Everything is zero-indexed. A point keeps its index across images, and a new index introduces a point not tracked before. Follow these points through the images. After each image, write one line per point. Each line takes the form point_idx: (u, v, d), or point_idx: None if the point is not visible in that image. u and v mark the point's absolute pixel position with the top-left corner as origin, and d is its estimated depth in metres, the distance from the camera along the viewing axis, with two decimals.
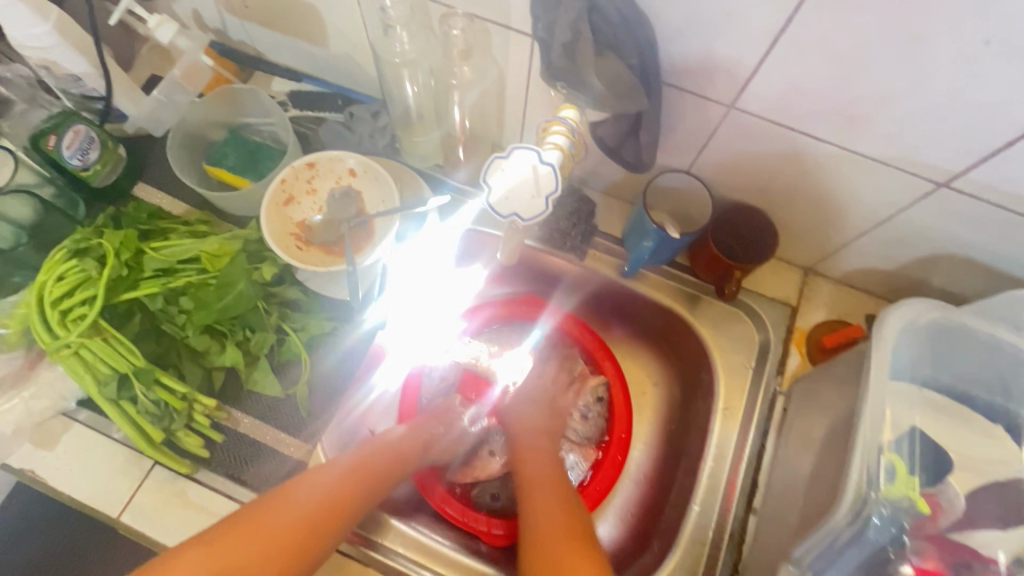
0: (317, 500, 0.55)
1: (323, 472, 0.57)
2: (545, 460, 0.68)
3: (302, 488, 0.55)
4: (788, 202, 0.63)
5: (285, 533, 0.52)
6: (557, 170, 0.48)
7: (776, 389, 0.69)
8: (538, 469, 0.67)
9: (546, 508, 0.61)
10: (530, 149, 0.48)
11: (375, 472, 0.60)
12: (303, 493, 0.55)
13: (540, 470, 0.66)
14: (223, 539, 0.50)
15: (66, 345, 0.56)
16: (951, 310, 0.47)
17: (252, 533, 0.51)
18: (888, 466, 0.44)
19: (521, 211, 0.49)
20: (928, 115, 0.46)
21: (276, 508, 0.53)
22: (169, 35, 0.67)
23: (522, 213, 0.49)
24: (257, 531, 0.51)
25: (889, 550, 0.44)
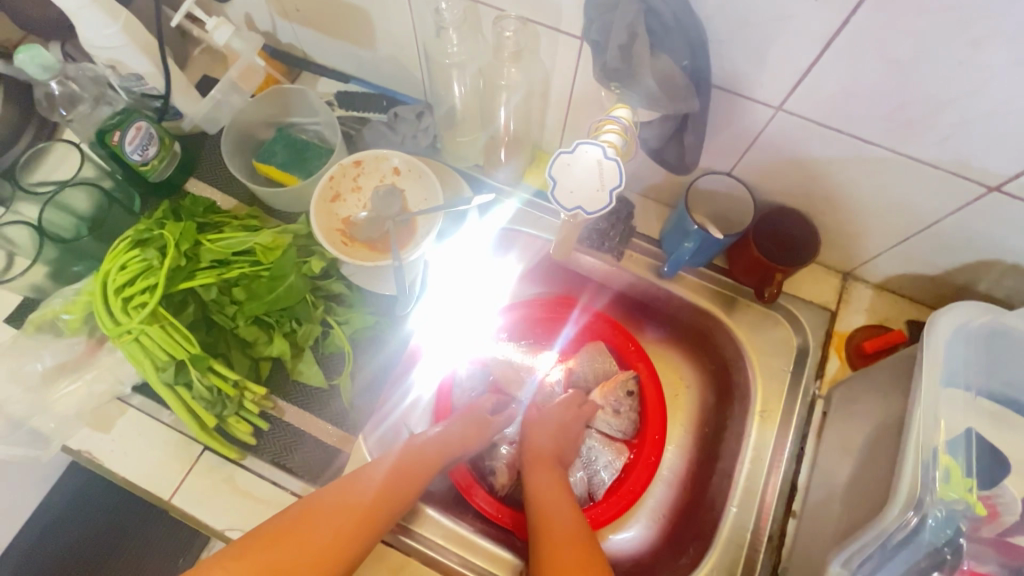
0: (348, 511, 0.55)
1: (356, 482, 0.57)
2: (561, 484, 0.66)
3: (334, 496, 0.56)
4: (831, 206, 0.63)
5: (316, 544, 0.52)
6: (620, 164, 0.48)
7: (815, 393, 0.68)
8: (561, 493, 0.65)
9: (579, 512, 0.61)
10: (592, 143, 0.48)
11: (405, 483, 0.60)
12: (334, 501, 0.55)
13: (559, 498, 0.64)
14: (258, 548, 0.51)
15: (127, 332, 0.58)
16: (1002, 314, 0.47)
17: (286, 544, 0.51)
18: (945, 472, 0.44)
19: (585, 204, 0.49)
20: (985, 118, 0.46)
21: (308, 519, 0.53)
22: (225, 37, 0.71)
23: (586, 207, 0.49)
24: (292, 541, 0.51)
25: (942, 553, 0.44)
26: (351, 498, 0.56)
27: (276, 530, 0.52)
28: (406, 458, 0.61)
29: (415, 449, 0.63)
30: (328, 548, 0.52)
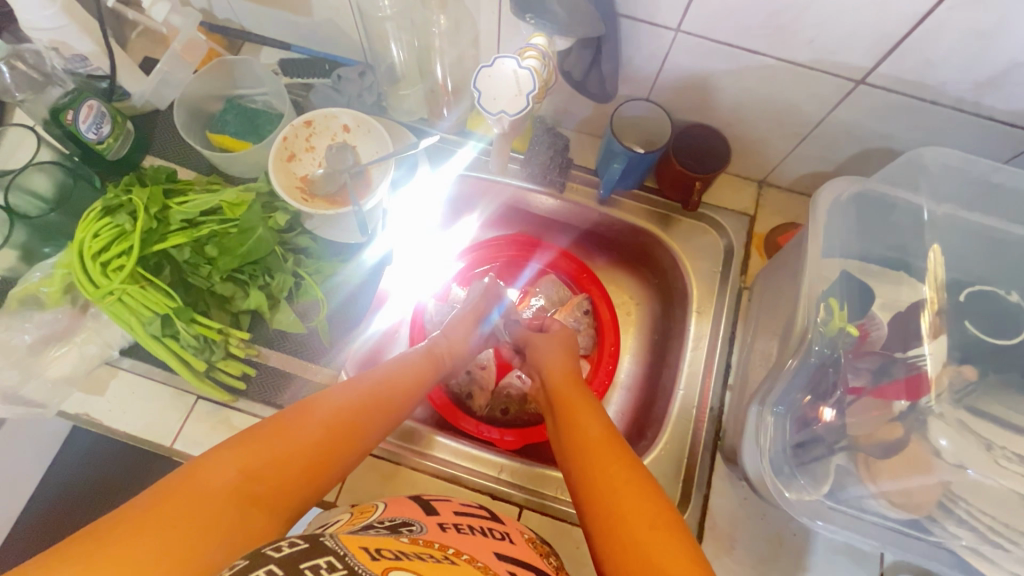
0: (339, 413, 0.53)
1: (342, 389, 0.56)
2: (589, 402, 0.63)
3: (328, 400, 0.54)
4: (736, 116, 0.72)
5: (312, 444, 0.50)
6: (534, 73, 0.57)
7: (741, 285, 0.78)
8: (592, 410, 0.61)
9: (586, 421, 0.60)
10: (507, 56, 0.57)
11: (388, 393, 0.59)
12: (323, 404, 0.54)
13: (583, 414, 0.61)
14: (240, 450, 0.46)
15: (110, 293, 0.62)
16: (868, 181, 0.57)
17: (277, 445, 0.48)
18: (826, 306, 0.53)
19: (507, 107, 0.58)
20: (839, 19, 0.55)
21: (303, 417, 0.51)
22: (164, 14, 0.74)
23: (508, 109, 0.58)
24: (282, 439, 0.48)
25: (828, 370, 0.54)
26: (340, 402, 0.55)
27: (265, 430, 0.49)
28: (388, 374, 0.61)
29: (396, 373, 0.61)
30: (319, 451, 0.50)
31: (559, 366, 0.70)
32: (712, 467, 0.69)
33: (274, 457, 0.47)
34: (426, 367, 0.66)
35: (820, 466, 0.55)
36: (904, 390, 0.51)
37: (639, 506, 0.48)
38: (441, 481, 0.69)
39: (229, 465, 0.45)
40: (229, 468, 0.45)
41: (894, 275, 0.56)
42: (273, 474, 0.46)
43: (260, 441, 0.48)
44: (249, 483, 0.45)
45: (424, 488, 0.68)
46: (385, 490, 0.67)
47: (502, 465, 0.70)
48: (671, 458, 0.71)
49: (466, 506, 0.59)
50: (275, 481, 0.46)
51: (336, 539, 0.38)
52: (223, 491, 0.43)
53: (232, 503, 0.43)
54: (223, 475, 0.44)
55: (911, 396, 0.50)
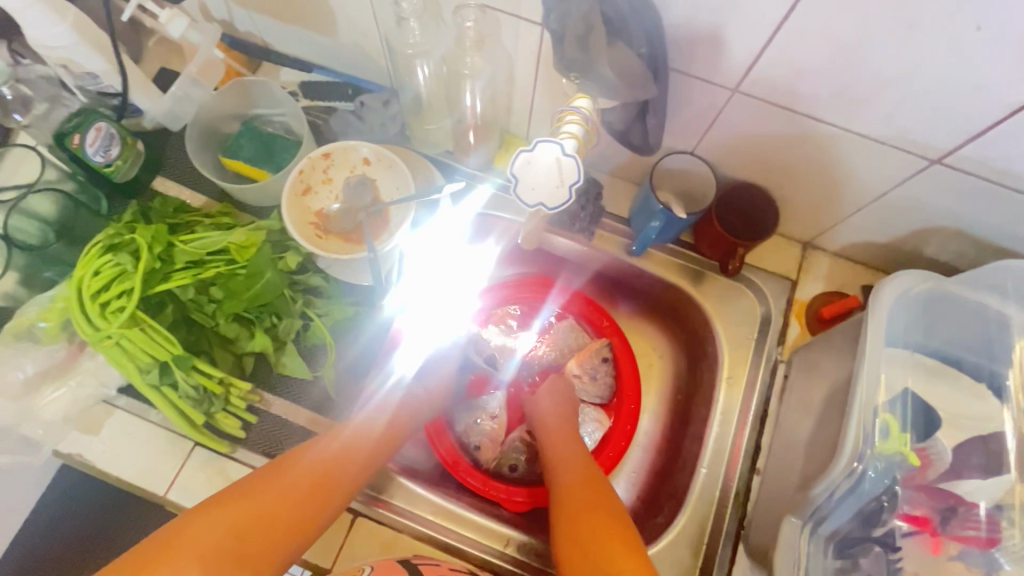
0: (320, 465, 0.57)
1: (320, 445, 0.59)
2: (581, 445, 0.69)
3: (315, 451, 0.58)
4: (790, 179, 0.66)
5: (290, 501, 0.53)
6: (578, 161, 0.51)
7: (777, 357, 0.72)
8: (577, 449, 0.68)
9: (569, 462, 0.65)
10: (550, 141, 0.50)
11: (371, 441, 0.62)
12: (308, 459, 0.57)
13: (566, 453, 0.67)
14: (222, 509, 0.50)
15: (107, 337, 0.59)
16: (942, 282, 0.52)
17: (259, 503, 0.52)
18: (883, 426, 0.49)
19: (546, 200, 0.52)
20: (923, 98, 0.49)
21: (282, 473, 0.55)
22: (181, 29, 0.69)
23: (548, 202, 0.52)
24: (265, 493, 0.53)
25: (880, 501, 0.50)
26: (320, 454, 0.58)
27: (249, 486, 0.53)
28: (364, 424, 0.63)
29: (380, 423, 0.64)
30: (301, 507, 0.53)
31: (556, 417, 0.73)
32: (733, 559, 0.65)
33: (254, 517, 0.51)
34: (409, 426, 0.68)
35: None
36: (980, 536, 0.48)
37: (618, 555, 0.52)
38: (441, 550, 0.65)
39: (213, 524, 0.49)
40: (213, 529, 0.49)
41: (972, 387, 0.53)
42: (257, 527, 0.50)
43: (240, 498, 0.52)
44: (232, 541, 0.49)
45: (422, 552, 0.65)
46: (382, 557, 0.64)
47: (509, 538, 0.66)
48: (689, 541, 0.66)
49: (455, 569, 0.62)
50: (257, 541, 0.50)
51: None
52: (209, 546, 0.48)
53: (216, 556, 0.47)
54: (207, 535, 0.48)
55: (989, 540, 0.47)
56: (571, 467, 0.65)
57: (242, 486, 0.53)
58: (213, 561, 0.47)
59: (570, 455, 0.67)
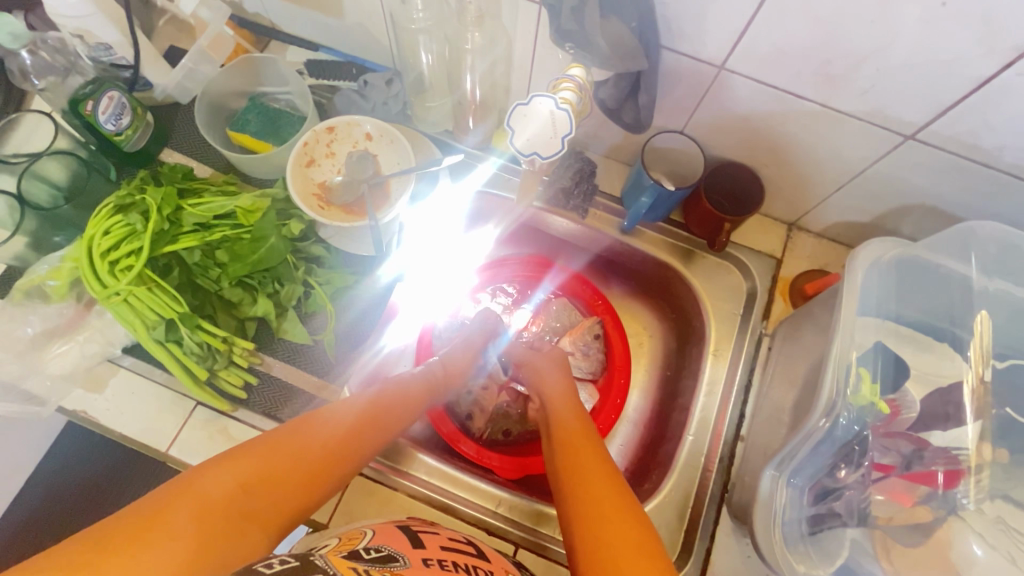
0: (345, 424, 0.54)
1: (340, 407, 0.56)
2: (572, 399, 0.68)
3: (338, 410, 0.55)
4: (774, 158, 0.69)
5: (309, 458, 0.50)
6: (571, 114, 0.54)
7: (761, 331, 0.75)
8: (570, 403, 0.67)
9: (564, 418, 0.64)
10: (545, 95, 0.53)
11: (394, 407, 0.59)
12: (328, 415, 0.54)
13: (559, 404, 0.66)
14: (239, 462, 0.46)
15: (116, 294, 0.62)
16: (910, 246, 0.56)
17: (277, 458, 0.48)
18: (858, 378, 0.52)
19: (541, 149, 0.54)
20: (895, 73, 0.52)
21: (307, 427, 0.52)
22: (191, 6, 0.75)
23: (542, 152, 0.55)
24: (287, 446, 0.49)
25: (852, 445, 0.52)
26: (343, 414, 0.55)
27: (267, 442, 0.49)
28: (385, 391, 0.60)
29: (399, 388, 0.61)
30: (318, 467, 0.50)
31: (556, 385, 0.69)
32: (717, 521, 0.67)
33: (271, 470, 0.47)
34: (428, 396, 0.65)
35: (835, 542, 0.53)
36: (940, 477, 0.50)
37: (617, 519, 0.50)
38: (435, 510, 0.68)
39: (229, 474, 0.45)
40: (229, 479, 0.45)
41: (933, 345, 0.56)
42: (273, 483, 0.47)
43: (259, 453, 0.48)
44: (247, 494, 0.45)
45: (416, 513, 0.66)
46: (378, 515, 0.66)
47: (500, 498, 0.69)
48: (675, 505, 0.69)
49: (455, 540, 0.59)
50: (273, 496, 0.46)
51: (326, 560, 0.42)
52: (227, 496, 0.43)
53: (234, 507, 0.43)
54: (220, 485, 0.44)
55: (950, 481, 0.50)
56: (565, 419, 0.64)
57: (259, 442, 0.49)
58: (228, 513, 0.43)
59: (562, 414, 0.65)
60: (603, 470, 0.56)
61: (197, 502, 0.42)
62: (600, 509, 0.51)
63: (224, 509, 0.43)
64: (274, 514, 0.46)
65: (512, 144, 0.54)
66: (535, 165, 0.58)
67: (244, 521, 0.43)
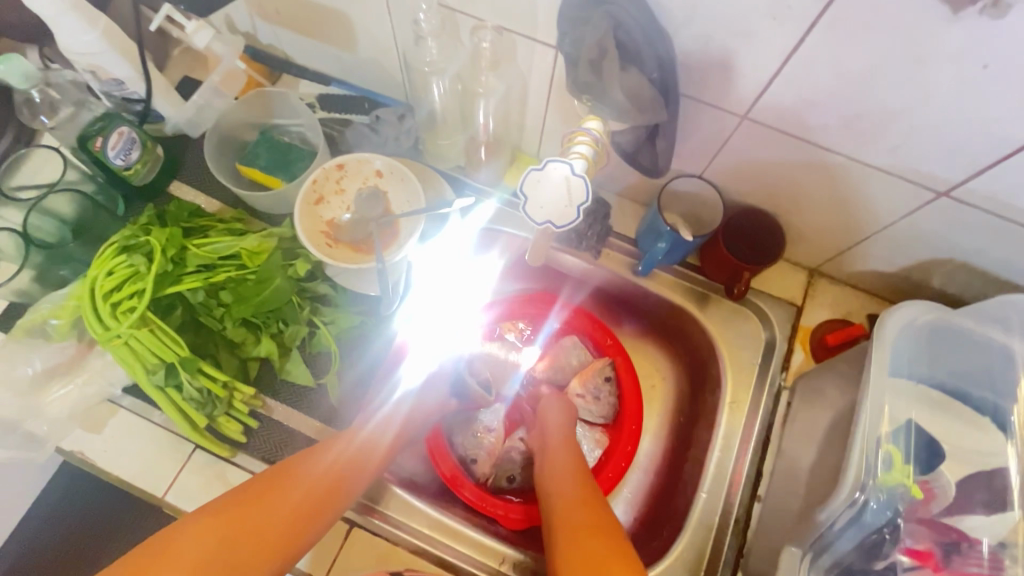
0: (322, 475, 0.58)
1: (318, 461, 0.59)
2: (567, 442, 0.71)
3: (318, 461, 0.59)
4: (797, 205, 0.66)
5: (283, 510, 0.54)
6: (586, 180, 0.51)
7: (780, 384, 0.72)
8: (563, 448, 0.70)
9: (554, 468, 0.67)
10: (561, 161, 0.51)
11: (371, 456, 0.63)
12: (308, 468, 0.58)
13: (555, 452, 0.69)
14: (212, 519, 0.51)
15: (116, 336, 0.60)
16: (948, 313, 0.51)
17: (252, 514, 0.52)
18: (886, 457, 0.49)
19: (554, 218, 0.52)
20: (930, 130, 0.50)
21: (282, 480, 0.56)
22: (205, 40, 0.71)
23: (556, 221, 0.52)
24: (263, 500, 0.54)
25: (883, 532, 0.49)
26: (323, 465, 0.59)
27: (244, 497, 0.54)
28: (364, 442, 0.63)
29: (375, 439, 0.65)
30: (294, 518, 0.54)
31: (556, 429, 0.73)
32: None
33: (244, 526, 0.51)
34: (406, 440, 0.69)
35: None
36: (981, 573, 0.46)
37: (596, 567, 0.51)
38: (435, 565, 0.65)
39: (206, 533, 0.50)
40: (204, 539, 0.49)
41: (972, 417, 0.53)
42: (250, 537, 0.51)
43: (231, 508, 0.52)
44: (222, 549, 0.49)
45: (416, 567, 0.64)
46: (377, 570, 0.64)
47: (504, 555, 0.66)
48: (687, 568, 0.65)
49: None
50: (247, 550, 0.50)
51: None
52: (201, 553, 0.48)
53: (209, 562, 0.48)
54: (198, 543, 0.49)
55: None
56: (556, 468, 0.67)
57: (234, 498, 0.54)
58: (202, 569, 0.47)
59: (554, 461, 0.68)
60: (585, 520, 0.58)
61: (173, 561, 0.47)
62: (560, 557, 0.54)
63: (197, 565, 0.47)
64: (251, 565, 0.50)
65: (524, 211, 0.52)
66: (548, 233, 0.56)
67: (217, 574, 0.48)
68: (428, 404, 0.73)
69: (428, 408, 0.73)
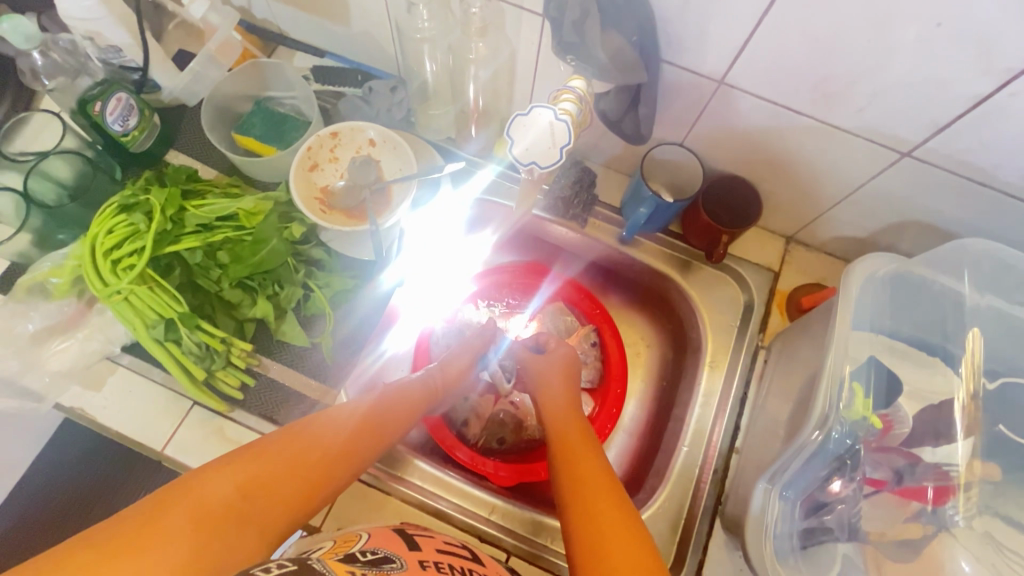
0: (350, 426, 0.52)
1: (342, 411, 0.54)
2: (571, 395, 0.66)
3: (342, 412, 0.54)
4: (772, 172, 0.70)
5: (309, 460, 0.48)
6: (570, 125, 0.55)
7: (758, 343, 0.76)
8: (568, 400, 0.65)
9: (560, 417, 0.63)
10: (545, 106, 0.54)
11: (394, 411, 0.58)
12: (330, 418, 0.52)
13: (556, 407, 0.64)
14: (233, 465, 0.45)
15: (117, 292, 0.62)
16: (905, 262, 0.56)
17: (275, 461, 0.46)
18: (849, 395, 0.53)
19: (539, 158, 0.55)
20: (892, 91, 0.53)
21: (306, 429, 0.50)
22: (202, 11, 0.74)
23: (540, 161, 0.56)
24: (285, 448, 0.48)
25: (844, 459, 0.53)
26: (346, 416, 0.53)
27: (266, 446, 0.47)
28: (389, 397, 0.58)
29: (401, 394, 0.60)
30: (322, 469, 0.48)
31: (556, 376, 0.68)
32: (710, 533, 0.68)
33: (267, 474, 0.45)
34: (426, 399, 0.63)
35: (826, 555, 0.54)
36: (930, 493, 0.52)
37: (619, 530, 0.48)
38: (428, 516, 0.68)
39: (228, 480, 0.43)
40: (227, 482, 0.43)
41: (929, 361, 0.57)
42: (272, 487, 0.45)
43: (256, 454, 0.46)
44: (245, 500, 0.43)
45: (408, 517, 0.67)
46: (372, 519, 0.66)
47: (495, 505, 0.69)
48: (668, 517, 0.69)
49: (450, 544, 0.58)
50: (272, 500, 0.45)
51: (323, 563, 0.42)
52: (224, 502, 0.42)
53: (231, 512, 0.42)
54: (220, 489, 0.42)
55: (941, 491, 0.51)
56: (563, 419, 0.62)
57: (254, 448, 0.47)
58: (226, 518, 0.41)
59: (556, 409, 0.64)
60: (602, 474, 0.54)
61: (193, 507, 0.40)
62: (595, 504, 0.51)
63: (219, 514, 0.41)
64: (273, 518, 0.44)
65: (511, 153, 0.55)
66: (534, 174, 0.59)
67: (238, 525, 0.42)
68: (456, 364, 0.70)
69: (456, 367, 0.70)
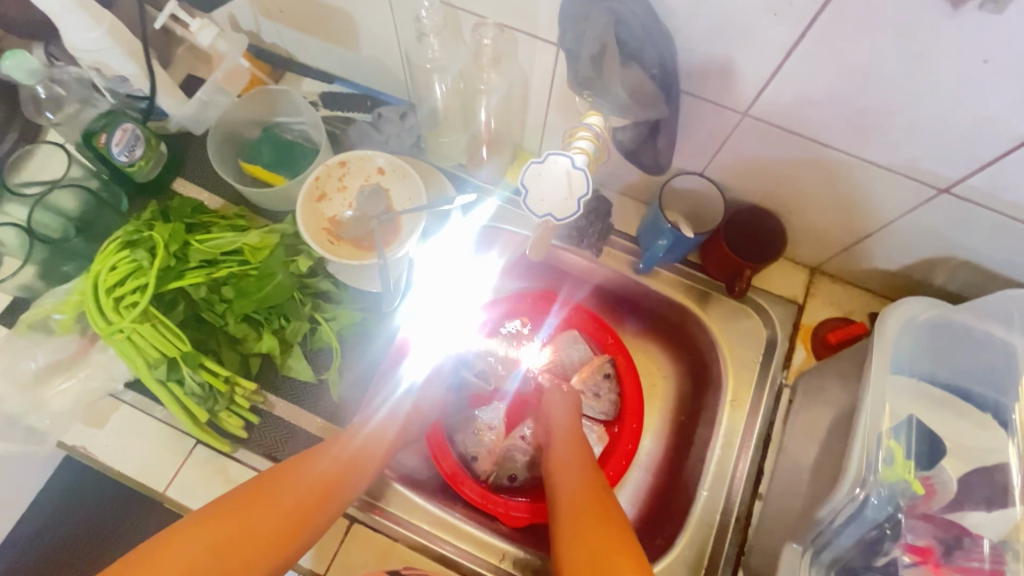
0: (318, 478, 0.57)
1: (312, 462, 0.59)
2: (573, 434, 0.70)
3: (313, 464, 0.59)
4: (796, 204, 0.67)
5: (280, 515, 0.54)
6: (587, 173, 0.52)
7: (782, 381, 0.72)
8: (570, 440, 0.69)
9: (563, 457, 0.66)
10: (561, 154, 0.52)
11: (363, 460, 0.62)
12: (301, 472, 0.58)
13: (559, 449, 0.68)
14: (210, 523, 0.51)
15: (119, 331, 0.61)
16: (948, 309, 0.52)
17: (244, 520, 0.52)
18: (886, 454, 0.50)
19: (554, 211, 0.53)
20: (932, 127, 0.50)
21: (277, 485, 0.55)
22: (210, 39, 0.71)
23: (556, 213, 0.53)
24: (254, 508, 0.53)
25: (883, 527, 0.50)
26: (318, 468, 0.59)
27: (240, 499, 0.53)
28: (365, 440, 0.63)
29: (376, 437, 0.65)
30: (297, 516, 0.55)
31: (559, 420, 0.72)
32: None
33: (238, 536, 0.51)
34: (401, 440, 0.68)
35: None
36: (982, 572, 0.47)
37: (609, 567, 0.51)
38: (436, 561, 0.65)
39: (196, 541, 0.49)
40: (185, 550, 0.49)
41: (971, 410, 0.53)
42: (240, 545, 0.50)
43: (219, 515, 0.52)
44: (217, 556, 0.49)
45: (416, 563, 0.65)
46: (378, 566, 0.64)
47: (505, 552, 0.66)
48: (687, 566, 0.65)
49: None
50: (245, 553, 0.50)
51: None
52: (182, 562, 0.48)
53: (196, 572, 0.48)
54: (190, 551, 0.49)
55: (994, 574, 0.47)
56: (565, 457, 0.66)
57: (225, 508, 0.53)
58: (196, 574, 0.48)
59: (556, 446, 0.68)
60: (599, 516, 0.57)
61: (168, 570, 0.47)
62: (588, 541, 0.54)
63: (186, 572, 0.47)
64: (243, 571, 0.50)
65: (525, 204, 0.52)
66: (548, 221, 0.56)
67: None
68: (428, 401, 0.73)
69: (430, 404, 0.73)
